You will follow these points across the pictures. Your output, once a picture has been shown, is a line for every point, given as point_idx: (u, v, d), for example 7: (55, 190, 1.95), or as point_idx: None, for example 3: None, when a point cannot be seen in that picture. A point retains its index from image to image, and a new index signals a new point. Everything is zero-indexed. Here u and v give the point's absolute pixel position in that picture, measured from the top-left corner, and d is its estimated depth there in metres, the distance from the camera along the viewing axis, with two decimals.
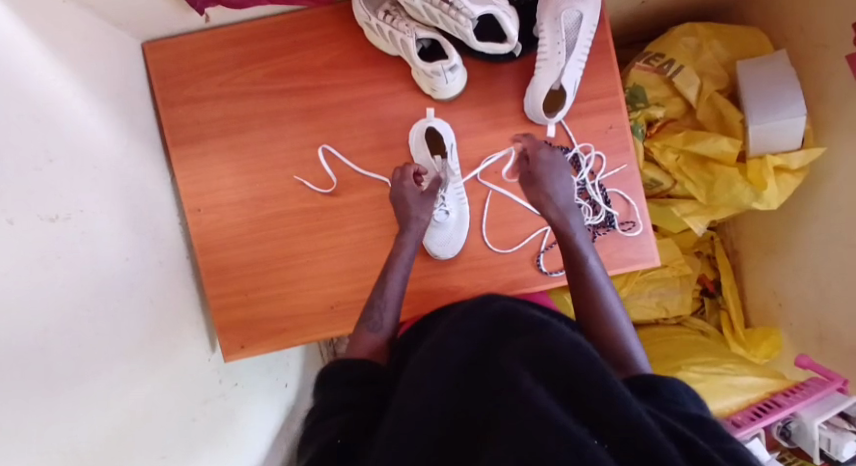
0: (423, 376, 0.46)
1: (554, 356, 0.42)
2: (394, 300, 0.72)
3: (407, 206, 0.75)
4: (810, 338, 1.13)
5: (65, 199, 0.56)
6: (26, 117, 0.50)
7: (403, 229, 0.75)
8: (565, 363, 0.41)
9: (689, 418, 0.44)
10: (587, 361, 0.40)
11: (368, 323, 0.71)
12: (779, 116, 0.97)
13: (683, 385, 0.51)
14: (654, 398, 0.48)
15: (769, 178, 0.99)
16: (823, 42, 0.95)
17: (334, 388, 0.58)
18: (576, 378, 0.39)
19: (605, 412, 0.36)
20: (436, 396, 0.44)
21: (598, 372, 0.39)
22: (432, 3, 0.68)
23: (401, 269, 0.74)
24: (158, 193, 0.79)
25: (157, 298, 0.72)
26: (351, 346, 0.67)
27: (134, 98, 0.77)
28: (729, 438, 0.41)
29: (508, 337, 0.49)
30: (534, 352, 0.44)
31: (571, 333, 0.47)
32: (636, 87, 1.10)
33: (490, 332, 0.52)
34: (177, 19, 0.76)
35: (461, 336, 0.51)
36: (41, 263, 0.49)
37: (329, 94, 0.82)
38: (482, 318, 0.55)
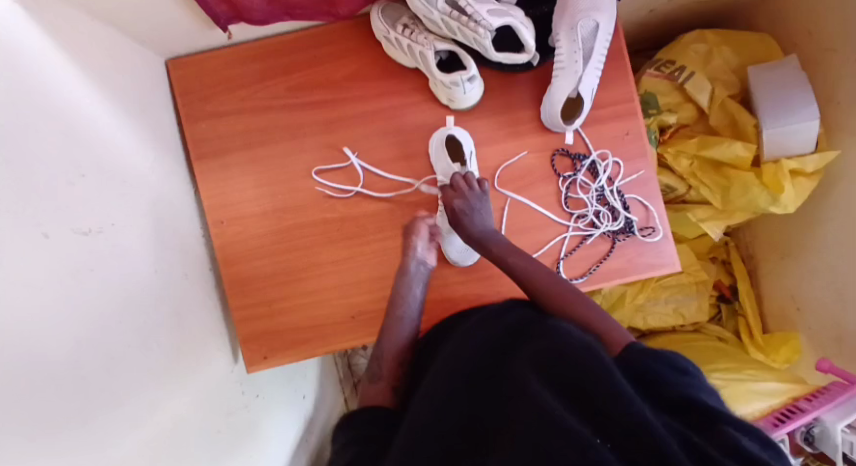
0: (438, 391, 0.46)
1: (563, 361, 0.42)
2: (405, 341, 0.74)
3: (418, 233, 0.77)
4: (829, 339, 1.12)
5: (96, 211, 0.57)
6: (58, 134, 0.52)
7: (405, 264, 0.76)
8: (574, 367, 0.41)
9: (685, 400, 0.43)
10: (593, 361, 0.40)
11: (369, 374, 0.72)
12: (793, 121, 0.98)
13: (660, 350, 0.49)
14: (650, 387, 0.47)
15: (787, 182, 0.99)
16: (831, 46, 0.95)
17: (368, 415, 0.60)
18: (581, 380, 0.39)
19: (608, 410, 0.36)
20: (450, 408, 0.44)
21: (604, 369, 0.39)
22: (451, 16, 0.70)
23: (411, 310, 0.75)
24: (183, 207, 0.80)
25: (180, 309, 0.72)
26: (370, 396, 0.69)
27: (159, 114, 0.78)
28: (726, 419, 0.41)
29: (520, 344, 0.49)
30: (544, 358, 0.43)
31: (583, 336, 0.47)
32: (648, 94, 1.10)
33: (501, 342, 0.52)
34: (201, 37, 0.78)
35: (477, 348, 0.51)
36: (74, 278, 0.49)
37: (349, 106, 0.83)
38: (496, 329, 0.54)
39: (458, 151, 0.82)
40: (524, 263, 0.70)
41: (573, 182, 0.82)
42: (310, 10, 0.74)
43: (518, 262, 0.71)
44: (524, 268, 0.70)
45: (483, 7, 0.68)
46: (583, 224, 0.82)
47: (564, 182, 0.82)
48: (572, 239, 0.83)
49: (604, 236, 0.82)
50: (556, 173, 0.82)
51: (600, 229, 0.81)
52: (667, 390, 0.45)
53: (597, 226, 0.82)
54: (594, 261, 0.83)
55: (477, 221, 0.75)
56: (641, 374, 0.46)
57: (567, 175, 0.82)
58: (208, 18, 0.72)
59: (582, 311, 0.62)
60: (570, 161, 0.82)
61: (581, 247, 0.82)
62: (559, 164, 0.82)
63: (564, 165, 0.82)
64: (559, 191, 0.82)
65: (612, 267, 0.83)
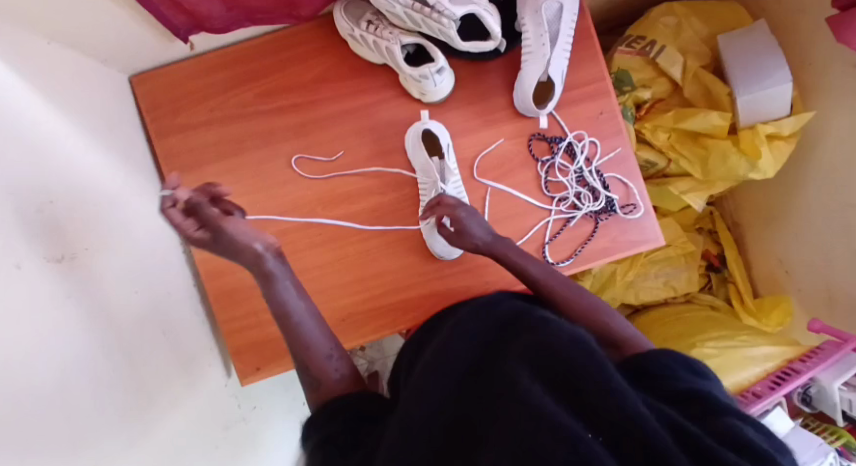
0: (424, 384, 0.45)
1: (553, 353, 0.41)
2: (324, 334, 0.62)
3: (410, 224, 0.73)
4: (820, 300, 1.14)
5: (70, 237, 0.56)
6: (24, 161, 0.50)
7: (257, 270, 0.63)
8: (566, 360, 0.40)
9: (688, 396, 0.44)
10: (586, 354, 0.40)
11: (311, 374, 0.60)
12: (766, 85, 0.98)
13: (670, 353, 0.50)
14: (650, 377, 0.48)
15: (764, 148, 0.99)
16: (801, 9, 0.96)
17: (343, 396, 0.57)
18: (573, 373, 0.39)
19: (600, 404, 0.36)
20: (439, 404, 0.43)
21: (597, 364, 0.39)
22: (414, 8, 0.69)
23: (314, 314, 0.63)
24: (160, 225, 0.79)
25: (167, 328, 0.72)
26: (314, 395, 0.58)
27: (127, 131, 0.77)
28: (727, 411, 0.42)
29: (511, 337, 0.49)
30: (534, 351, 0.43)
31: (573, 326, 0.46)
32: (621, 71, 1.09)
33: (493, 336, 0.51)
34: (163, 50, 0.77)
35: (464, 339, 0.50)
36: (53, 307, 0.49)
37: (320, 108, 0.82)
38: (487, 321, 0.53)
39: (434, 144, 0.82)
40: (542, 272, 0.68)
41: (552, 165, 0.82)
42: (271, 14, 0.73)
43: (534, 269, 0.69)
44: (540, 275, 0.68)
45: None
46: (564, 207, 0.82)
47: (543, 167, 0.82)
48: (555, 223, 0.83)
49: (587, 216, 0.82)
50: (534, 158, 0.82)
51: (582, 211, 0.81)
52: (673, 387, 0.46)
53: (578, 207, 0.82)
54: (578, 243, 0.83)
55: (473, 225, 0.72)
56: (652, 374, 0.48)
57: (545, 159, 0.82)
58: (168, 30, 0.71)
59: (595, 321, 0.60)
60: (547, 145, 0.82)
61: (564, 230, 0.82)
62: (536, 148, 0.82)
63: (541, 150, 0.82)
64: (538, 175, 0.82)
65: (597, 247, 0.83)
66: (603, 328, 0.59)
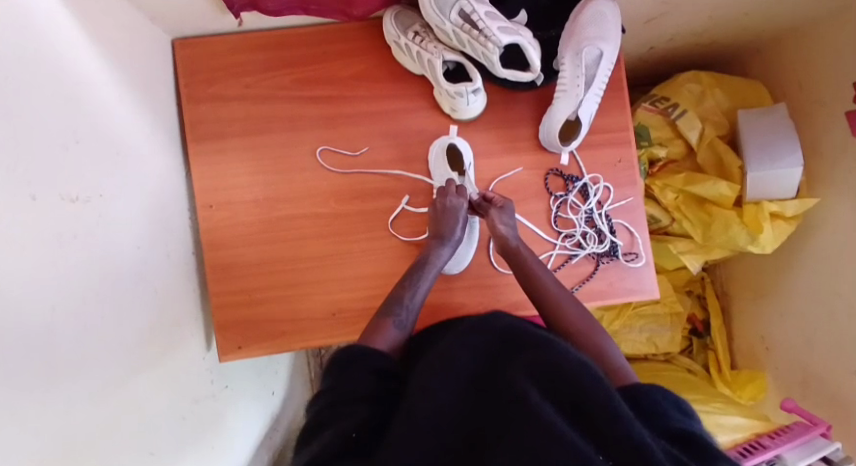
0: (434, 386, 0.47)
1: (562, 375, 0.43)
2: (419, 303, 0.72)
3: (448, 223, 0.77)
4: (795, 382, 1.16)
5: (87, 181, 0.56)
6: (58, 93, 0.51)
7: (441, 237, 0.77)
8: (574, 383, 0.42)
9: (682, 437, 0.46)
10: (592, 381, 0.42)
11: (391, 317, 0.69)
12: (776, 166, 1.02)
13: (663, 391, 0.51)
14: (643, 410, 0.49)
15: (766, 223, 1.02)
16: (821, 100, 1.01)
17: (340, 375, 0.56)
18: (582, 398, 0.41)
19: (607, 430, 0.38)
20: (447, 406, 0.45)
21: (604, 392, 0.41)
22: (463, 28, 0.71)
23: (431, 275, 0.75)
24: (172, 187, 0.79)
25: (159, 288, 0.71)
26: (372, 335, 0.65)
27: (160, 91, 0.78)
28: (719, 459, 0.44)
29: (516, 351, 0.50)
30: (541, 368, 0.45)
31: (576, 352, 0.49)
32: (640, 126, 1.14)
33: (498, 348, 0.52)
34: (212, 21, 0.78)
35: (468, 347, 0.52)
36: (58, 245, 0.48)
37: (352, 105, 0.84)
38: (491, 334, 0.55)
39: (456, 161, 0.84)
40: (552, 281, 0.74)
41: (564, 201, 0.84)
42: (324, 7, 0.75)
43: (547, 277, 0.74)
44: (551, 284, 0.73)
45: (495, 23, 0.69)
46: (569, 243, 0.83)
47: (555, 201, 0.84)
48: (558, 258, 0.84)
49: (589, 257, 0.84)
50: (548, 191, 0.84)
51: (585, 250, 0.83)
52: (666, 426, 0.47)
53: (582, 246, 0.83)
54: (577, 281, 0.84)
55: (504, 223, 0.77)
56: (645, 408, 0.49)
57: (559, 194, 0.84)
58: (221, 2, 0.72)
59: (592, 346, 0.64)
60: (563, 181, 0.84)
61: (565, 265, 0.84)
62: (552, 183, 0.84)
63: (556, 185, 0.84)
64: (549, 209, 0.84)
65: (594, 288, 0.84)
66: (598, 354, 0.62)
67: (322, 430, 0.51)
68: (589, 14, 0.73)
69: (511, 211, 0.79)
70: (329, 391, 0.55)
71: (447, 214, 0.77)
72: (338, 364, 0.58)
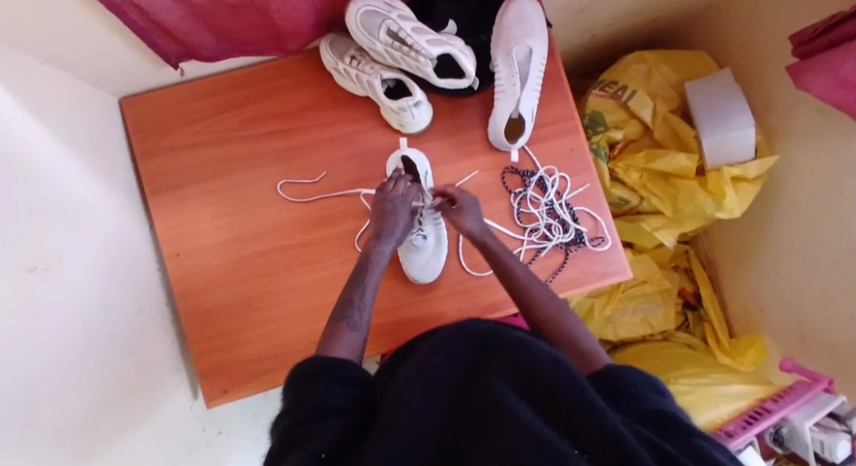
0: (411, 401, 0.45)
1: (537, 374, 0.43)
2: (371, 302, 0.68)
3: (390, 220, 0.76)
4: (794, 338, 1.16)
5: (46, 249, 0.56)
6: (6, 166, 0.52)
7: (380, 234, 0.75)
8: (548, 380, 0.41)
9: (660, 417, 0.44)
10: (567, 377, 0.41)
11: (345, 321, 0.64)
12: (728, 130, 1.04)
13: (637, 370, 0.51)
14: (618, 393, 0.48)
15: (728, 187, 1.04)
16: (765, 58, 1.03)
17: (307, 388, 0.52)
18: (556, 394, 0.40)
19: (583, 425, 0.37)
20: (422, 416, 0.43)
21: (579, 386, 0.40)
22: (393, 46, 0.73)
23: (377, 274, 0.72)
24: (135, 242, 0.80)
25: (134, 343, 0.71)
26: (327, 343, 0.59)
27: (111, 150, 0.79)
28: (694, 433, 0.42)
29: (492, 357, 0.49)
30: (516, 370, 0.44)
31: (552, 350, 0.48)
32: (595, 113, 1.15)
33: (475, 356, 0.52)
34: (154, 76, 0.80)
35: (446, 357, 0.52)
36: (26, 314, 0.49)
37: (303, 135, 0.86)
38: (467, 343, 0.55)
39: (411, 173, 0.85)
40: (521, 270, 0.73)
41: (524, 197, 0.85)
42: (260, 47, 0.77)
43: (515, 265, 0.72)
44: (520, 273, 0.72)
45: (423, 37, 0.72)
46: (536, 237, 0.84)
47: (515, 198, 0.85)
48: (527, 253, 0.85)
49: (557, 247, 0.85)
50: (507, 190, 0.85)
51: (552, 241, 0.84)
52: (642, 407, 0.46)
53: (549, 238, 0.84)
54: (550, 273, 0.85)
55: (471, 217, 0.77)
56: (620, 391, 0.48)
57: (518, 191, 0.85)
58: (159, 56, 0.75)
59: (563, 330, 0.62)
60: (519, 178, 0.85)
61: (536, 259, 0.85)
62: (510, 181, 0.85)
63: (513, 182, 0.85)
64: (511, 206, 0.85)
65: (567, 277, 0.85)
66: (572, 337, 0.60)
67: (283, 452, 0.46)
68: (511, 16, 0.77)
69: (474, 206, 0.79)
70: (291, 409, 0.50)
71: (386, 213, 0.76)
72: (303, 377, 0.53)
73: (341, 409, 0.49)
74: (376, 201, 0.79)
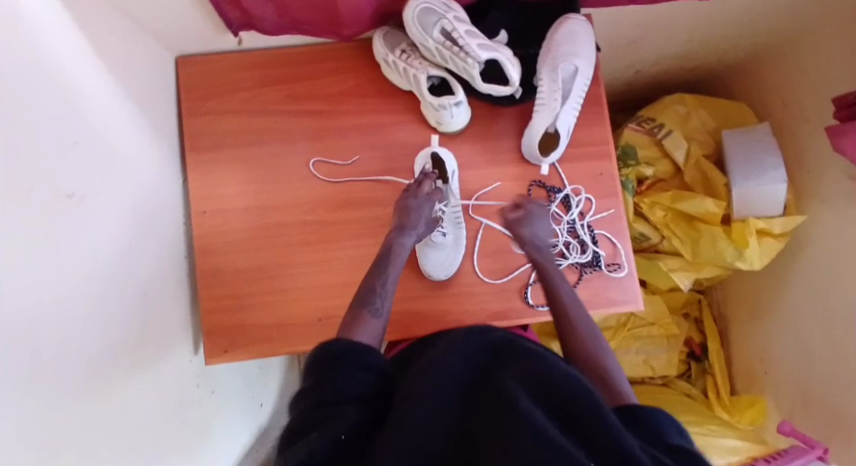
0: (427, 390, 0.45)
1: (553, 384, 0.42)
2: (393, 291, 0.68)
3: (412, 217, 0.77)
4: (797, 401, 1.12)
5: (82, 181, 0.58)
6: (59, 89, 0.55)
7: (403, 229, 0.75)
8: (566, 393, 0.41)
9: (671, 449, 0.43)
10: (583, 391, 0.41)
11: (367, 307, 0.65)
12: (760, 181, 1.04)
13: (666, 413, 0.49)
14: (644, 426, 0.46)
15: (752, 238, 1.03)
16: (806, 116, 1.02)
17: (332, 372, 0.51)
18: (573, 405, 0.40)
19: (598, 442, 0.37)
20: (436, 406, 0.43)
21: (594, 400, 0.40)
22: (445, 45, 0.75)
23: (399, 266, 0.72)
24: (166, 192, 0.82)
25: (151, 286, 0.73)
26: (350, 326, 0.60)
27: (161, 103, 0.82)
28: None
29: (508, 360, 0.49)
30: (534, 375, 0.44)
31: (567, 366, 0.48)
32: (628, 146, 1.16)
33: (491, 358, 0.51)
34: (213, 39, 0.84)
35: (461, 354, 0.51)
36: (51, 239, 0.50)
37: (342, 118, 0.88)
38: (480, 344, 0.55)
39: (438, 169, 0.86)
40: (572, 296, 0.69)
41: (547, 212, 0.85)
42: (317, 28, 0.80)
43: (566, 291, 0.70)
44: (567, 297, 0.69)
45: (474, 40, 0.74)
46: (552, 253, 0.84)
47: None
48: None
49: (572, 267, 0.85)
50: None
51: (568, 260, 0.84)
52: (660, 439, 0.45)
53: (565, 256, 0.84)
54: None
55: (536, 230, 0.77)
56: (643, 421, 0.47)
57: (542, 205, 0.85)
58: (221, 22, 0.78)
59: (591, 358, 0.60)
60: (545, 193, 0.86)
61: None
62: (535, 194, 0.86)
63: (539, 196, 0.85)
64: None
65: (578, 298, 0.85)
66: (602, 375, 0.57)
67: (301, 434, 0.47)
68: (563, 34, 0.77)
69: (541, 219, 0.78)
70: (312, 393, 0.51)
71: (409, 210, 0.77)
72: (322, 362, 0.53)
73: (356, 395, 0.49)
74: (401, 198, 0.80)
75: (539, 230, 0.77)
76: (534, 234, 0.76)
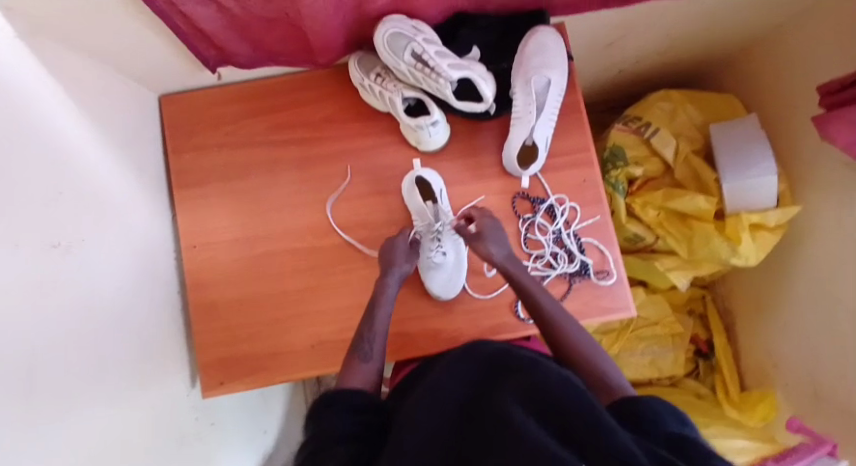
0: (421, 422, 0.44)
1: (544, 391, 0.41)
2: (382, 332, 0.71)
3: (393, 256, 0.79)
4: (806, 394, 1.10)
5: (68, 229, 0.59)
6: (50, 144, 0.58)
7: (385, 270, 0.77)
8: (554, 398, 0.40)
9: (679, 444, 0.41)
10: (573, 394, 0.40)
11: (358, 354, 0.67)
12: (752, 175, 1.02)
13: (661, 400, 0.47)
14: (638, 420, 0.45)
15: (745, 234, 1.02)
16: (793, 106, 1.01)
17: (323, 418, 0.52)
18: (563, 410, 0.38)
19: (590, 442, 0.34)
20: (431, 435, 0.43)
21: (585, 401, 0.38)
22: (417, 67, 0.76)
23: (387, 306, 0.74)
24: (156, 229, 0.84)
25: (145, 324, 0.75)
26: (342, 377, 0.62)
27: (146, 142, 0.84)
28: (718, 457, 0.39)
29: (503, 376, 0.48)
30: (526, 388, 0.43)
31: (560, 371, 0.47)
32: (615, 147, 1.16)
33: (485, 375, 0.51)
34: (193, 77, 0.86)
35: (456, 377, 0.52)
36: (43, 290, 0.51)
37: (323, 145, 0.89)
38: (474, 361, 0.54)
39: (426, 192, 0.87)
40: (550, 302, 0.70)
41: (532, 223, 0.85)
42: (292, 59, 0.82)
43: (546, 299, 0.71)
44: (547, 304, 0.70)
45: (445, 61, 0.75)
46: (539, 265, 0.83)
47: (523, 224, 0.85)
48: None
49: (561, 277, 0.84)
50: (516, 215, 0.85)
51: (556, 270, 0.83)
52: (665, 434, 0.43)
53: (554, 266, 0.84)
54: None
55: (493, 242, 0.77)
56: (644, 417, 0.45)
57: (527, 217, 0.85)
58: (198, 61, 0.80)
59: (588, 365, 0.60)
60: (529, 204, 0.85)
61: None
62: (519, 207, 0.85)
63: (523, 208, 0.85)
64: (518, 231, 0.85)
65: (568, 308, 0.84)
66: (597, 374, 0.58)
67: None
68: (532, 47, 0.77)
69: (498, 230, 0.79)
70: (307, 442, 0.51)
71: (388, 251, 0.80)
72: (315, 411, 0.55)
73: (352, 436, 0.49)
74: (382, 245, 0.82)
75: (495, 241, 0.78)
76: (492, 251, 0.77)
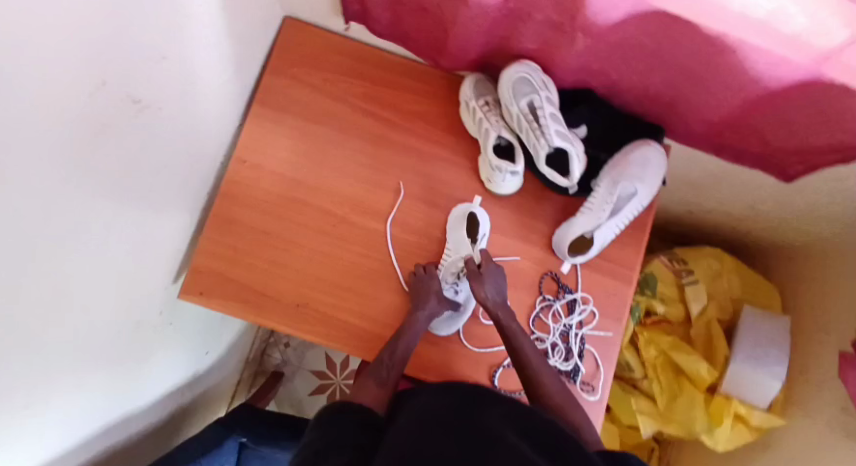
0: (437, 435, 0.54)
1: (530, 420, 0.60)
2: (401, 361, 0.78)
3: (419, 297, 0.82)
4: None
5: (152, 90, 0.58)
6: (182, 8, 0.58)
7: (414, 307, 0.81)
8: (545, 433, 0.57)
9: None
10: (560, 435, 0.57)
11: (375, 376, 0.76)
12: (759, 370, 1.01)
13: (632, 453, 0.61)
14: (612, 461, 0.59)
15: (727, 420, 1.03)
16: (825, 328, 0.99)
17: (328, 432, 0.59)
18: (557, 444, 0.55)
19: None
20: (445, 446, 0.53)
21: (565, 437, 0.57)
22: (526, 117, 0.77)
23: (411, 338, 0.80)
24: (220, 128, 0.84)
25: (166, 205, 0.74)
26: (356, 393, 0.72)
27: (255, 49, 0.85)
28: None
29: (483, 400, 0.64)
30: (514, 418, 0.59)
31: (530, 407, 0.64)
32: (651, 275, 1.15)
33: (468, 401, 0.64)
34: (325, 16, 0.87)
35: (444, 398, 0.64)
36: (98, 135, 0.48)
37: (403, 134, 0.89)
38: (451, 393, 0.66)
39: (471, 227, 0.86)
40: (532, 349, 0.78)
41: (549, 306, 0.85)
42: (421, 49, 0.83)
43: (529, 347, 0.77)
44: (531, 353, 0.77)
45: (554, 125, 0.75)
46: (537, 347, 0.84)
47: (541, 302, 0.85)
48: None
49: None
50: (539, 290, 0.85)
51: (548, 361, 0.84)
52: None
53: (548, 355, 0.84)
54: None
55: (492, 288, 0.80)
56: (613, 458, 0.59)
57: (547, 298, 0.85)
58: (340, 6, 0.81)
59: (568, 414, 0.72)
60: (556, 287, 0.85)
61: None
62: (546, 285, 0.85)
63: (549, 288, 0.85)
64: (533, 306, 0.85)
65: None
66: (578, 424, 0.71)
67: None
68: (637, 157, 0.79)
69: (499, 274, 0.82)
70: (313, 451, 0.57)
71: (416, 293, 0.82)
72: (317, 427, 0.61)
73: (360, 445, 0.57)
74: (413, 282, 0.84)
75: (495, 287, 0.80)
76: (488, 296, 0.79)
